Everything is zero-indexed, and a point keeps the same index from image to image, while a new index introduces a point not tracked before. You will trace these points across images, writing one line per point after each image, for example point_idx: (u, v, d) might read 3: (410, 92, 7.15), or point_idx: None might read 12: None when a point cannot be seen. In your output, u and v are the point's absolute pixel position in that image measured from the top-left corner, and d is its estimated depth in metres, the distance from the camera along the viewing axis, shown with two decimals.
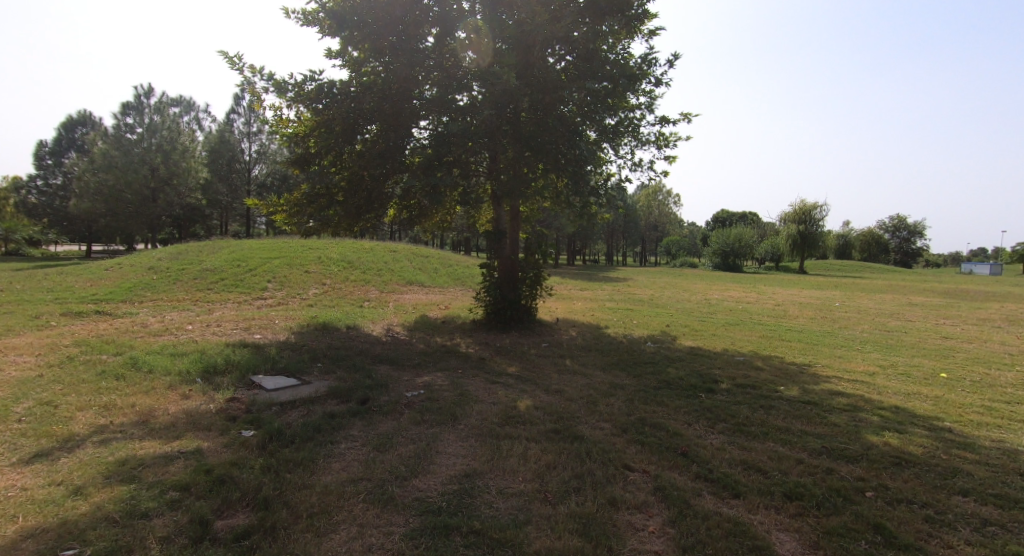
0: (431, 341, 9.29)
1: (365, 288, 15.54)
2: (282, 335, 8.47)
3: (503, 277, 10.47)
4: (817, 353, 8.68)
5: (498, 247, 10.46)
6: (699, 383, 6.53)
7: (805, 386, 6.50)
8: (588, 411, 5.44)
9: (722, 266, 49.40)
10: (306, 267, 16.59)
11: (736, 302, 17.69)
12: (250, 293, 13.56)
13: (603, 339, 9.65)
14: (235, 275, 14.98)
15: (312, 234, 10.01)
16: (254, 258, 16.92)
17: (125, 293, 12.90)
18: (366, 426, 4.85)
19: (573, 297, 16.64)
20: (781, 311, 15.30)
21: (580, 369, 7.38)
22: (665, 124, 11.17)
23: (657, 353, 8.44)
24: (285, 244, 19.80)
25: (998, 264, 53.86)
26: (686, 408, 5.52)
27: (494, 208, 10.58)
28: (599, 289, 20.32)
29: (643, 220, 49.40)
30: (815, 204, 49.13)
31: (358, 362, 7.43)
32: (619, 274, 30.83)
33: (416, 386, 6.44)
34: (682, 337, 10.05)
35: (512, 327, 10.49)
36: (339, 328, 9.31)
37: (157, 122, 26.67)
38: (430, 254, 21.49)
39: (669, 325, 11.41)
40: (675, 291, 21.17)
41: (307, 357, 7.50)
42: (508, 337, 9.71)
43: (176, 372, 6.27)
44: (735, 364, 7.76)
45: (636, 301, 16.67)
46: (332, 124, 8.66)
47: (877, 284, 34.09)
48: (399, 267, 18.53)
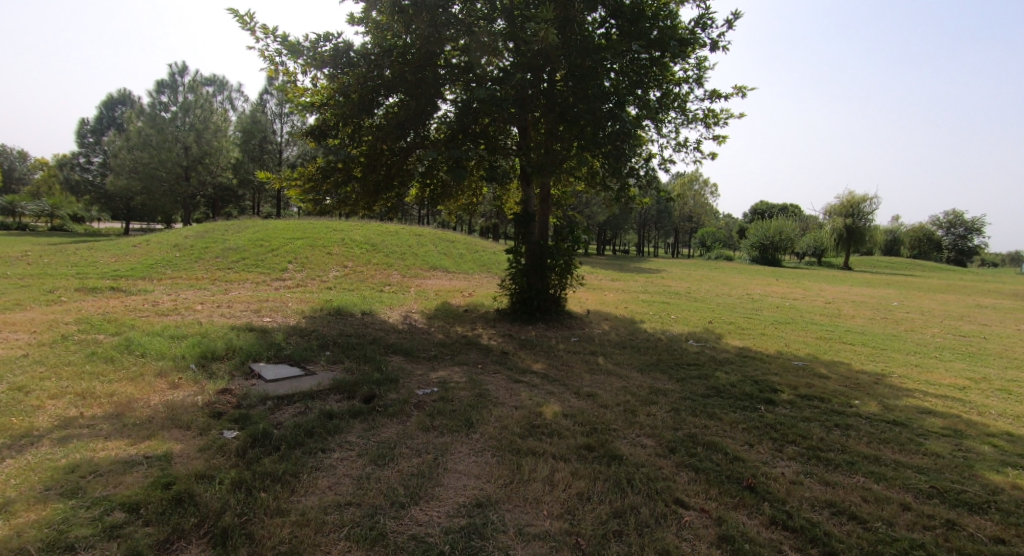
0: (451, 331, 8.60)
1: (387, 272, 14.99)
2: (293, 319, 7.90)
3: (531, 265, 9.68)
4: (888, 361, 7.74)
5: (527, 231, 9.67)
6: (754, 392, 5.67)
7: (881, 401, 5.59)
8: (625, 422, 4.64)
9: (761, 260, 47.44)
10: (329, 249, 16.09)
11: (781, 298, 16.59)
12: (269, 274, 13.11)
13: (639, 335, 8.81)
14: (258, 256, 14.58)
15: (327, 212, 9.38)
16: (278, 239, 16.53)
17: (145, 269, 12.57)
18: (366, 431, 4.17)
19: (604, 287, 15.77)
20: (834, 310, 14.21)
21: (615, 370, 6.58)
22: (715, 99, 10.20)
23: (701, 354, 7.56)
24: (310, 226, 19.40)
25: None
26: (743, 423, 4.69)
27: (523, 189, 9.77)
28: (631, 280, 19.33)
29: (679, 210, 47.70)
30: (864, 197, 46.58)
31: (370, 352, 6.79)
32: (652, 265, 29.71)
33: (430, 382, 5.74)
34: (728, 335, 9.15)
35: (538, 318, 9.72)
36: (354, 313, 8.68)
37: (191, 101, 26.46)
38: (456, 239, 20.81)
39: (711, 321, 10.51)
40: (713, 285, 20.01)
41: (316, 345, 6.87)
42: (535, 330, 8.95)
43: (170, 356, 5.69)
44: (793, 370, 6.84)
45: (673, 293, 15.74)
46: (349, 92, 7.96)
47: (931, 284, 32.06)
48: (424, 251, 17.95)
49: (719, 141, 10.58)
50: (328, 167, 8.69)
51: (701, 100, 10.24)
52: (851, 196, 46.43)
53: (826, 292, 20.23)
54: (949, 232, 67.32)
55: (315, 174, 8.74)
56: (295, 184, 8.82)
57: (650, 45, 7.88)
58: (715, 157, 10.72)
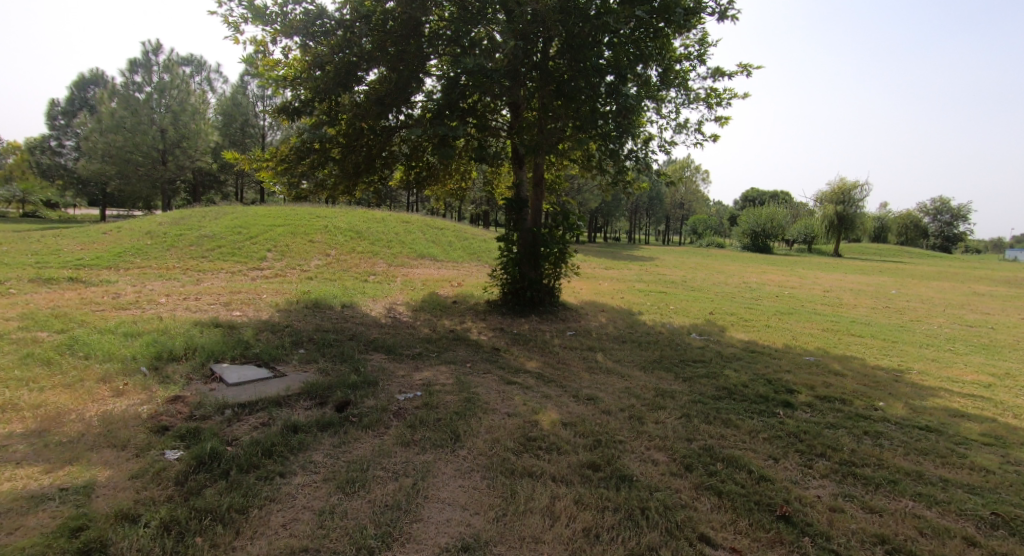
0: (438, 325, 8.01)
1: (372, 261, 14.33)
2: (265, 313, 7.27)
3: (524, 253, 9.10)
4: (903, 356, 7.30)
5: (520, 218, 9.08)
6: (770, 394, 5.18)
7: (907, 403, 5.11)
8: (632, 433, 4.11)
9: (752, 247, 47.19)
10: (311, 237, 15.38)
11: (779, 286, 16.20)
12: (246, 263, 12.40)
13: (639, 329, 8.28)
14: (235, 244, 13.84)
15: (304, 197, 8.71)
16: (256, 226, 15.77)
17: (113, 257, 11.81)
18: (336, 448, 3.60)
19: (597, 277, 15.24)
20: (835, 298, 13.83)
21: (616, 369, 6.04)
22: (718, 78, 9.66)
23: (707, 349, 7.05)
24: (292, 213, 18.63)
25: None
26: (764, 432, 4.19)
27: (515, 171, 9.16)
28: (625, 268, 18.82)
29: (670, 197, 47.26)
30: (856, 184, 46.42)
31: (347, 350, 6.19)
32: (644, 252, 29.26)
33: (413, 385, 5.17)
34: (732, 328, 8.68)
35: (531, 310, 9.17)
36: (334, 306, 8.05)
37: (167, 81, 25.33)
38: (445, 226, 20.15)
39: (712, 312, 10.04)
40: (708, 273, 19.57)
41: (288, 342, 6.25)
42: (528, 323, 8.38)
43: (119, 357, 5.05)
44: (806, 367, 6.35)
45: (668, 282, 15.27)
46: (325, 64, 7.26)
47: (923, 270, 31.91)
48: (411, 239, 17.29)
49: (721, 122, 10.09)
50: (302, 147, 8.01)
51: (703, 78, 9.74)
52: (843, 183, 46.22)
53: (821, 280, 19.89)
54: (936, 219, 67.63)
55: (288, 154, 8.05)
56: (266, 165, 8.12)
57: (651, 14, 7.29)
58: (717, 138, 10.24)
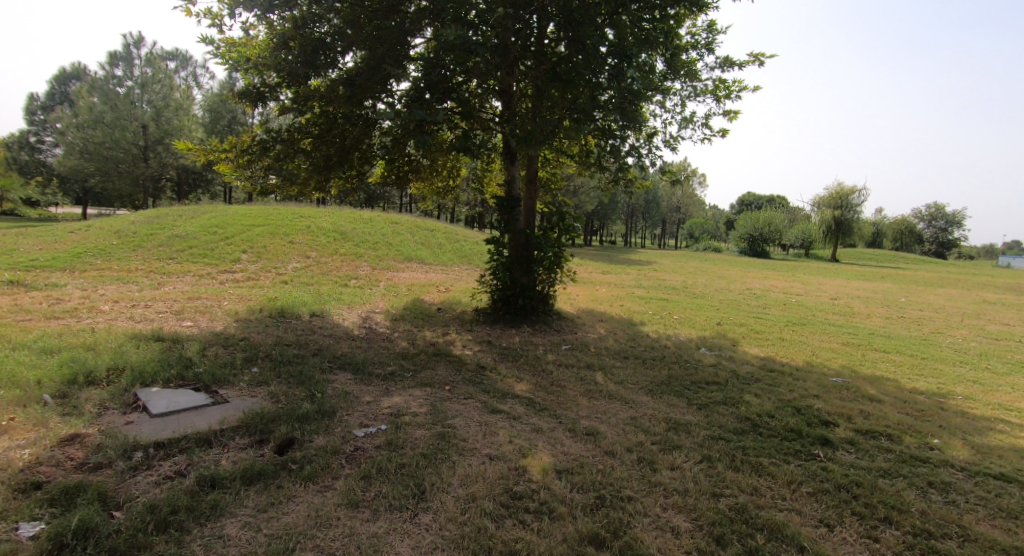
0: (418, 337, 7.16)
1: (355, 263, 13.47)
2: (220, 323, 6.40)
3: (515, 257, 8.27)
4: (939, 376, 6.52)
5: (511, 218, 8.26)
6: (803, 428, 4.37)
7: (966, 440, 4.32)
8: (643, 486, 3.30)
9: (750, 252, 46.55)
10: (292, 238, 14.49)
11: (784, 293, 15.46)
12: (217, 265, 11.49)
13: (642, 343, 7.45)
14: (207, 244, 12.92)
15: (270, 193, 7.83)
16: (233, 226, 14.85)
17: (70, 258, 10.87)
18: (262, 515, 2.76)
19: (595, 282, 14.44)
20: (845, 307, 13.10)
21: (619, 393, 5.21)
22: (728, 68, 8.91)
23: (722, 368, 6.22)
24: (274, 212, 17.71)
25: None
26: (807, 485, 3.38)
27: (506, 168, 8.34)
28: (623, 273, 17.99)
29: (667, 200, 46.61)
30: (854, 189, 45.92)
31: (307, 369, 5.32)
32: (640, 256, 28.50)
33: (378, 415, 4.32)
34: (744, 341, 7.89)
35: (523, 320, 8.34)
36: (301, 315, 7.17)
37: (148, 75, 24.34)
38: (435, 228, 19.32)
39: (720, 323, 9.25)
40: (710, 278, 18.80)
41: (238, 358, 5.38)
42: (519, 335, 7.54)
43: (20, 381, 4.16)
44: (837, 391, 5.54)
45: (668, 288, 14.49)
46: (291, 41, 6.38)
47: (926, 276, 31.29)
48: (399, 241, 16.44)
49: (731, 116, 9.32)
50: (266, 136, 7.14)
51: (712, 69, 8.97)
52: (842, 188, 45.77)
53: (827, 286, 19.15)
54: (933, 225, 67.29)
55: (252, 145, 7.19)
56: (225, 156, 7.24)
57: None
58: (726, 134, 9.47)
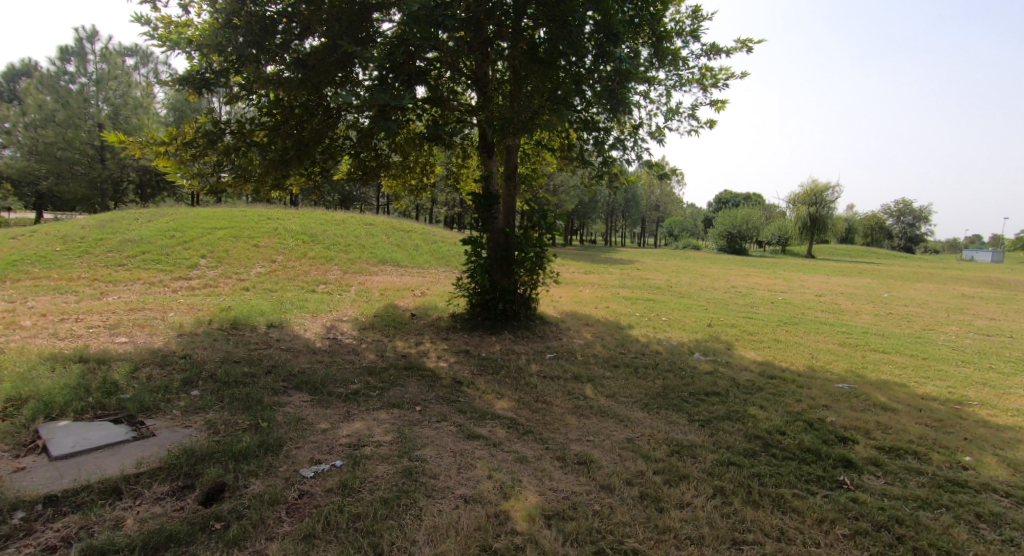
0: (388, 347, 6.52)
1: (325, 267, 12.73)
2: (161, 337, 5.70)
3: (495, 258, 7.69)
4: (949, 379, 6.11)
5: (489, 216, 7.69)
6: (821, 447, 3.86)
7: (999, 457, 3.85)
8: (649, 535, 2.76)
9: (729, 249, 46.67)
10: (256, 241, 13.67)
11: (769, 291, 15.15)
12: (172, 271, 10.66)
13: (631, 349, 6.92)
14: (163, 249, 12.07)
15: (222, 192, 7.10)
16: (193, 229, 13.98)
17: (5, 266, 9.95)
18: None
19: (578, 283, 13.92)
20: (834, 304, 12.80)
21: (611, 409, 4.66)
22: (714, 56, 8.47)
23: (720, 376, 5.71)
24: (239, 215, 16.80)
25: (998, 255, 52.61)
26: (840, 524, 2.86)
27: (484, 162, 7.75)
28: (606, 273, 17.52)
29: (646, 199, 46.48)
30: (828, 185, 46.44)
31: (256, 390, 4.66)
32: (621, 255, 28.13)
33: (333, 446, 3.70)
34: (738, 344, 7.42)
35: (503, 326, 7.75)
36: (257, 327, 6.49)
37: (105, 72, 23.11)
38: (412, 229, 18.62)
39: (711, 325, 8.79)
40: (693, 277, 18.44)
41: (176, 379, 4.70)
42: (499, 343, 6.95)
43: None
44: (847, 399, 5.07)
45: (654, 288, 14.04)
46: (235, 18, 5.67)
47: (903, 271, 31.53)
48: (373, 243, 15.72)
49: (717, 107, 8.89)
50: (213, 127, 6.42)
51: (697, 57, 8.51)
52: (816, 184, 46.31)
53: (810, 283, 18.97)
54: (904, 220, 68.63)
55: (197, 137, 6.40)
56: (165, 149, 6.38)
57: None
58: (713, 126, 9.03)
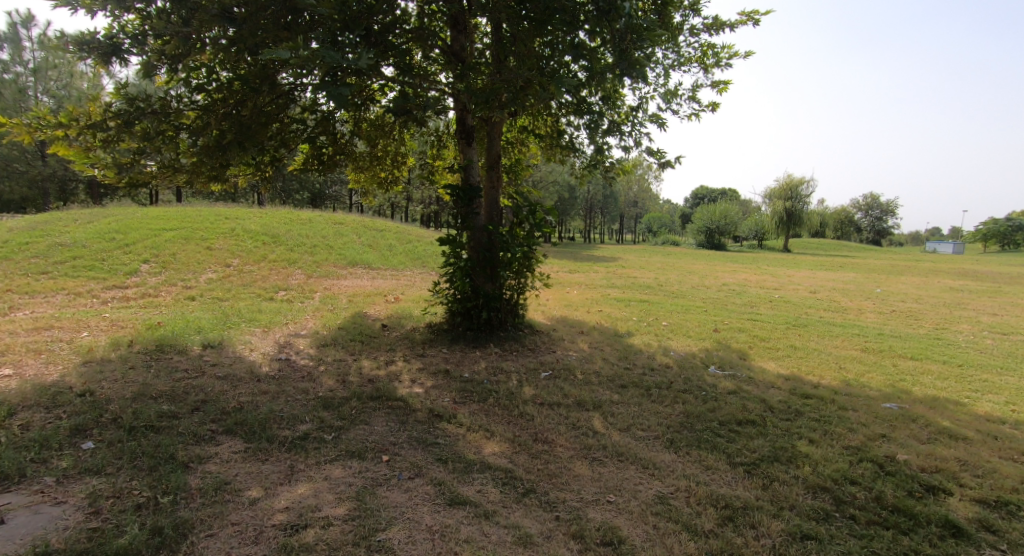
0: (351, 369, 5.46)
1: (286, 271, 11.53)
2: (58, 369, 4.58)
3: (476, 260, 6.67)
4: (1003, 392, 5.30)
5: (470, 213, 6.69)
6: (913, 505, 2.99)
7: None
8: None
9: (707, 244, 46.47)
10: (209, 243, 12.42)
11: (762, 289, 14.44)
12: (106, 280, 9.42)
13: (636, 364, 5.98)
14: (98, 255, 10.76)
15: (147, 185, 5.91)
16: (137, 231, 12.65)
17: None
18: None
19: (564, 283, 12.98)
20: (834, 301, 12.10)
21: (628, 450, 3.72)
22: (717, 30, 7.59)
23: (749, 398, 4.80)
24: (194, 214, 15.46)
25: (964, 246, 53.69)
26: None
27: (463, 150, 6.76)
28: (591, 271, 16.59)
29: (624, 195, 45.95)
30: (802, 179, 46.57)
31: (170, 440, 3.61)
32: (602, 252, 27.32)
33: (263, 533, 2.68)
34: (754, 354, 6.55)
35: (487, 337, 6.75)
36: (189, 349, 5.37)
37: (43, 61, 21.26)
38: (385, 227, 17.45)
39: (717, 330, 7.93)
40: (682, 275, 17.65)
41: (63, 428, 3.63)
42: (483, 360, 5.96)
43: None
44: (907, 422, 4.21)
45: (644, 287, 13.19)
46: None
47: (882, 264, 31.41)
48: (341, 243, 14.54)
49: (719, 88, 8.04)
50: (127, 106, 5.25)
51: (698, 32, 7.63)
52: (790, 178, 46.45)
53: (798, 278, 18.45)
54: (873, 214, 69.63)
55: (108, 117, 5.22)
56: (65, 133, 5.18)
57: None
58: (714, 110, 8.17)
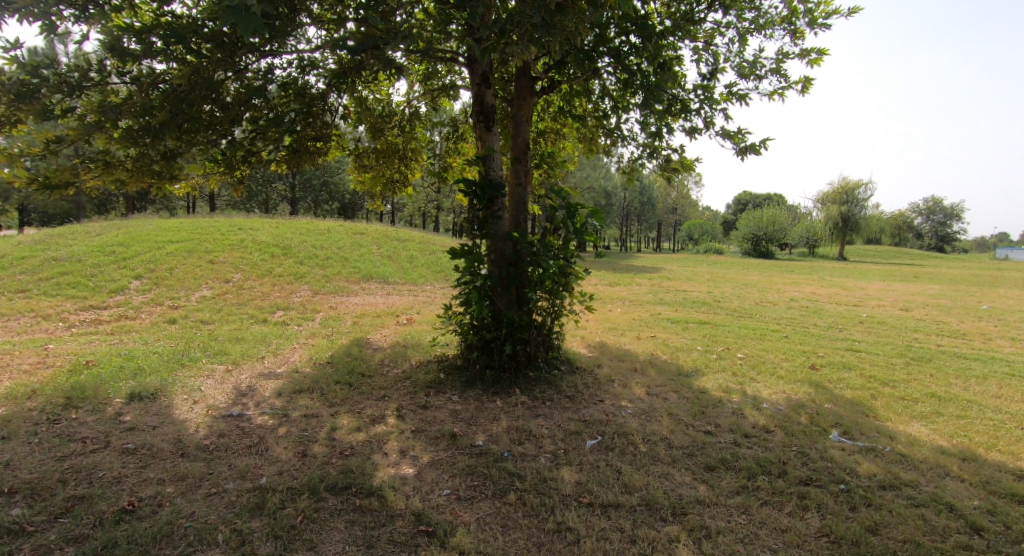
0: (322, 432, 3.96)
1: (292, 287, 10.25)
2: None
3: (498, 276, 5.10)
4: None
5: (491, 216, 5.12)
6: None
7: None
8: None
9: (754, 253, 43.64)
10: (213, 255, 11.28)
11: (839, 306, 12.35)
12: (84, 299, 8.29)
13: (721, 425, 4.25)
14: (87, 271, 9.71)
15: (71, 185, 4.53)
16: (139, 243, 11.65)
17: None
18: None
19: (608, 300, 11.24)
20: (940, 323, 9.96)
21: None
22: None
23: (923, 501, 3.06)
24: (207, 224, 14.49)
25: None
26: None
27: (481, 135, 5.25)
28: (635, 284, 14.80)
29: (664, 202, 43.76)
30: (860, 183, 43.34)
31: None
32: (642, 262, 25.36)
33: None
34: (884, 408, 4.72)
35: (512, 380, 5.14)
36: (107, 401, 3.98)
37: None
38: (408, 237, 16.13)
39: (814, 367, 6.10)
40: (739, 288, 15.60)
41: None
42: (506, 416, 4.37)
43: None
44: None
45: (700, 305, 11.33)
46: None
47: (955, 274, 28.36)
48: (359, 254, 13.27)
49: (812, 59, 6.29)
50: (27, 75, 3.92)
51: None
52: (846, 182, 43.35)
53: (874, 292, 16.16)
54: (935, 219, 64.89)
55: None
56: None
57: None
58: (804, 88, 6.41)
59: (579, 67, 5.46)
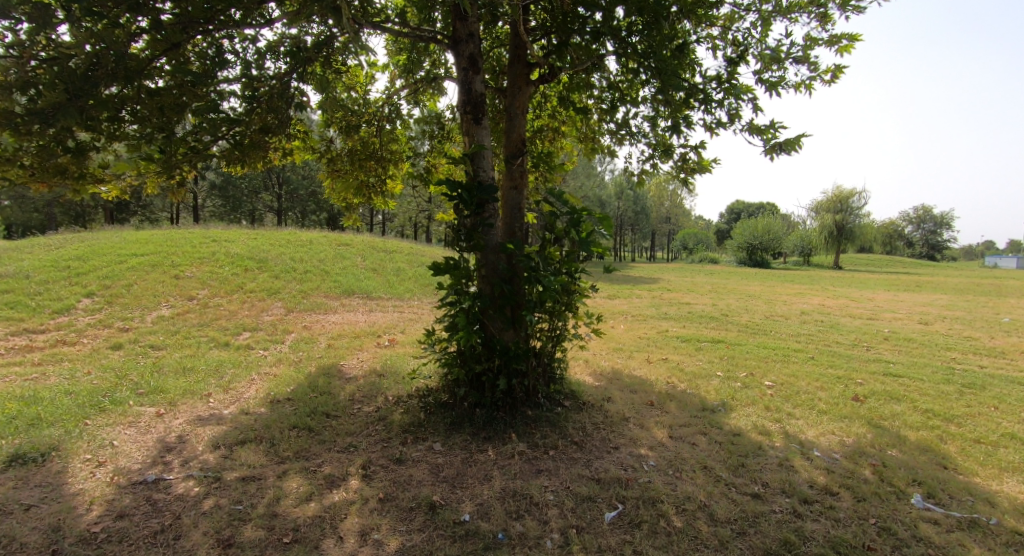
0: (259, 504, 3.04)
1: (264, 304, 9.32)
2: None
3: (490, 296, 4.22)
4: None
5: (480, 224, 4.24)
6: None
7: None
8: None
9: (750, 262, 43.02)
10: (178, 270, 10.32)
11: (855, 320, 11.55)
12: (21, 322, 7.32)
13: (771, 485, 3.37)
14: (33, 289, 8.74)
15: None
16: (97, 257, 10.69)
17: None
18: None
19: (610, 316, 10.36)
20: (971, 339, 9.14)
21: None
22: None
23: None
24: (179, 236, 13.54)
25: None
26: None
27: (468, 130, 4.40)
28: (636, 297, 13.95)
29: (659, 211, 43.13)
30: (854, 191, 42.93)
31: None
32: (639, 272, 24.53)
33: None
34: (962, 455, 3.86)
35: (506, 421, 4.23)
36: None
37: None
38: (396, 248, 15.20)
39: (859, 398, 5.22)
40: (745, 299, 14.78)
41: None
42: (500, 474, 3.46)
43: None
44: None
45: (709, 320, 10.48)
46: None
47: (956, 283, 27.77)
48: (341, 267, 12.35)
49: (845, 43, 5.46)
50: None
51: None
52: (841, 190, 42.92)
53: (885, 303, 15.38)
54: (927, 227, 64.80)
55: None
56: None
57: None
58: None
59: (582, 50, 4.62)
